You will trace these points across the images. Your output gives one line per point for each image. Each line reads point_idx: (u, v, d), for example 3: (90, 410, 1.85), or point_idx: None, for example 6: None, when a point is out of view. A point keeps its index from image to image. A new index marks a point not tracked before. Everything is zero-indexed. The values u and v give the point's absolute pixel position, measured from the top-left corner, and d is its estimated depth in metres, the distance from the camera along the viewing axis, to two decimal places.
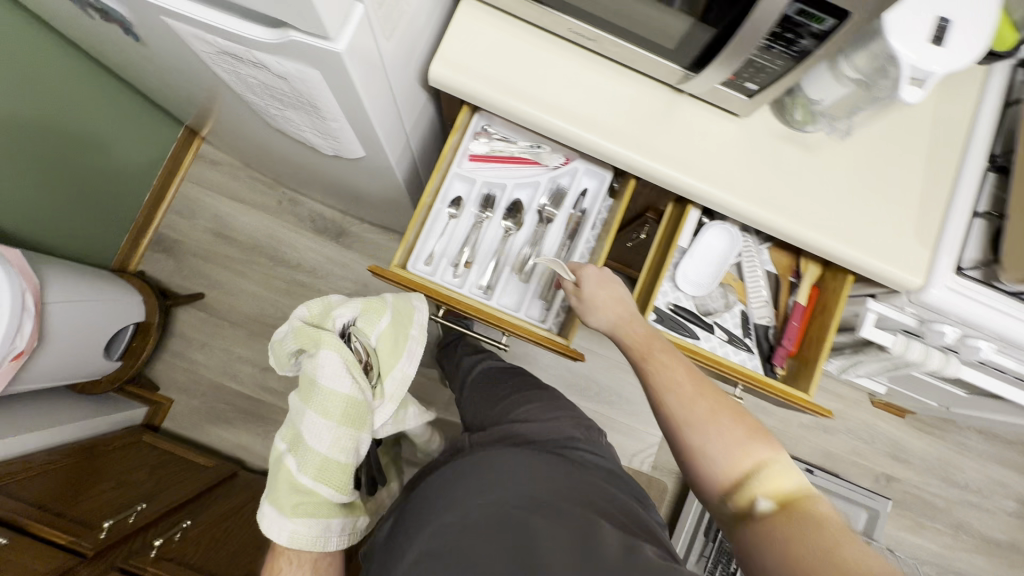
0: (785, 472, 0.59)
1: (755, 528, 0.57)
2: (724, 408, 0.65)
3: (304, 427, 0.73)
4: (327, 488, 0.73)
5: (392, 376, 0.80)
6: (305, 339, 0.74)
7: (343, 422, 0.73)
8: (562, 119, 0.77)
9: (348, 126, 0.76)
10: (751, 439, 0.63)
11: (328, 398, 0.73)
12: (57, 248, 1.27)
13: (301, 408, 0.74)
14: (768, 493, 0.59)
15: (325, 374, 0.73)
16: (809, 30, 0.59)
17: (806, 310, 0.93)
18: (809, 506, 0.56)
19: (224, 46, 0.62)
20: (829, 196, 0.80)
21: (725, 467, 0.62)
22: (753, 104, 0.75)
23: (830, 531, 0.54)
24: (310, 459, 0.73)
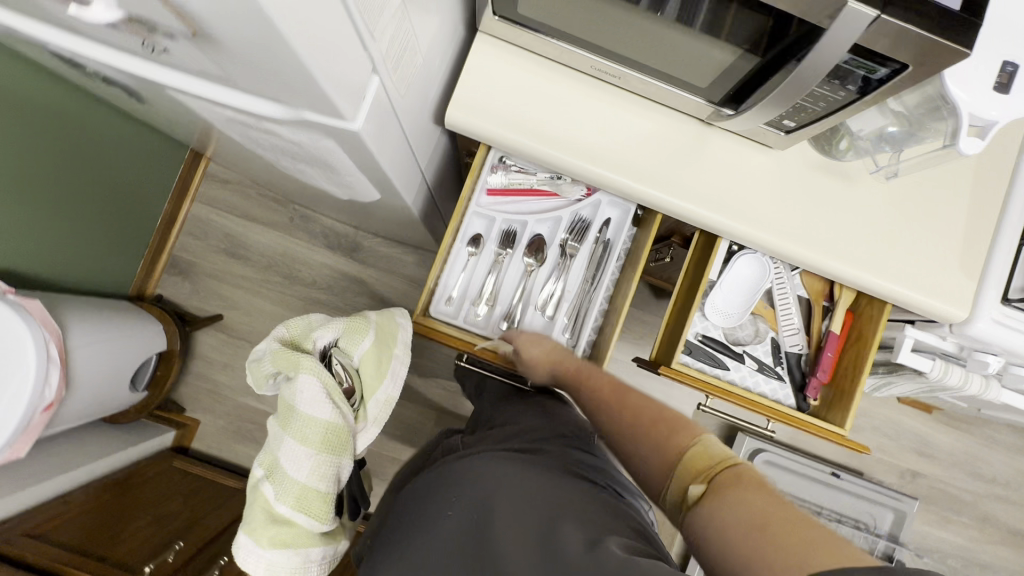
0: (707, 450, 0.58)
1: (693, 513, 0.54)
2: (651, 412, 0.66)
3: (282, 454, 0.70)
4: (307, 518, 0.71)
5: (375, 398, 0.77)
6: (283, 364, 0.71)
7: (322, 450, 0.70)
8: (584, 159, 0.74)
9: (362, 179, 0.73)
10: (677, 432, 0.62)
11: (306, 424, 0.70)
12: (75, 284, 1.26)
13: (278, 435, 0.71)
14: (699, 475, 0.56)
15: (304, 401, 0.70)
16: (859, 76, 0.55)
17: (841, 337, 0.90)
18: (732, 473, 0.54)
19: (234, 116, 0.59)
20: (867, 227, 0.76)
21: (659, 466, 0.61)
22: (789, 139, 0.71)
23: (761, 497, 0.51)
24: (290, 487, 0.70)
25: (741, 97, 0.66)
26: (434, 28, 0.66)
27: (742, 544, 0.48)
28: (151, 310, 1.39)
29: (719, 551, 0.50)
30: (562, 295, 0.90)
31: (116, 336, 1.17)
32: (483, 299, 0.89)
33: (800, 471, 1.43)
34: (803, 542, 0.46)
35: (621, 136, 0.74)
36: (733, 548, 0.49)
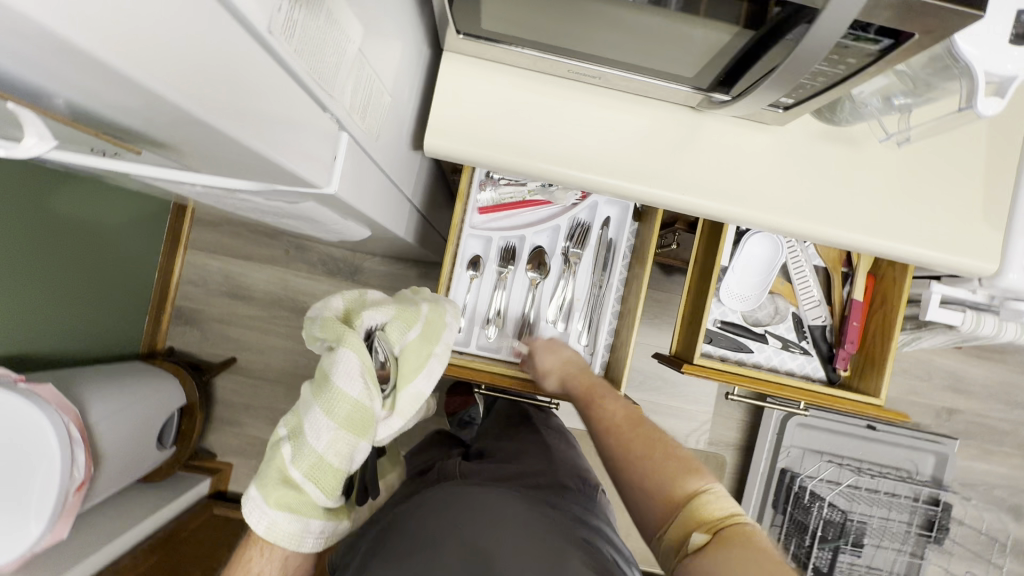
0: (717, 501, 0.56)
1: (689, 562, 0.52)
2: (659, 447, 0.63)
3: (307, 421, 0.64)
4: (315, 490, 0.64)
5: (406, 391, 0.70)
6: (332, 331, 0.66)
7: (343, 427, 0.64)
8: (573, 167, 0.70)
9: (350, 224, 0.70)
10: (684, 473, 0.59)
11: (336, 397, 0.63)
12: (85, 355, 1.26)
13: (308, 400, 0.66)
14: (704, 525, 0.54)
15: (341, 373, 0.64)
16: (861, 51, 0.52)
17: (864, 304, 0.87)
18: (740, 534, 0.52)
19: (205, 190, 0.56)
20: (878, 193, 0.72)
21: (663, 505, 0.58)
22: (789, 115, 0.67)
23: (769, 560, 0.49)
24: (306, 456, 0.64)
25: (731, 81, 0.63)
26: (397, 58, 0.63)
27: None
28: (165, 366, 1.39)
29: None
30: (572, 304, 0.87)
31: (137, 400, 1.17)
32: (492, 320, 0.87)
33: (835, 428, 1.41)
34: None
35: (608, 136, 0.71)
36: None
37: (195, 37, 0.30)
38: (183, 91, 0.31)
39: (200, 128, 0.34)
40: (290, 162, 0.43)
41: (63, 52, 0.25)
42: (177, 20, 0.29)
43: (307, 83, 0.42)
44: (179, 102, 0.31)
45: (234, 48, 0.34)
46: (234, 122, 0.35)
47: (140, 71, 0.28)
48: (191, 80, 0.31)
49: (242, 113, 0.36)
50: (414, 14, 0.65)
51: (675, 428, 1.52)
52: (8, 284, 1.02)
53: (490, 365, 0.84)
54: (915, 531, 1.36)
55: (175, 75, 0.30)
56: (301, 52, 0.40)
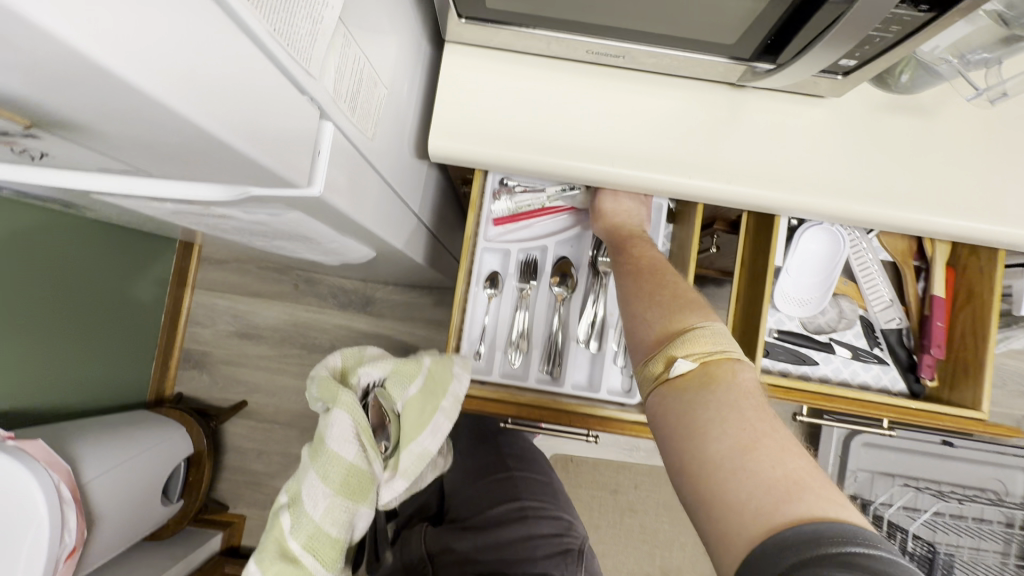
0: (710, 337, 0.52)
1: (667, 391, 0.50)
2: (671, 289, 0.60)
3: (303, 487, 0.58)
4: (314, 562, 0.57)
5: (409, 449, 0.63)
6: (324, 392, 0.61)
7: (341, 493, 0.58)
8: (599, 162, 0.61)
9: (350, 242, 0.62)
10: (688, 311, 0.56)
11: (331, 462, 0.58)
12: (84, 406, 1.19)
13: (306, 464, 0.60)
14: (690, 354, 0.51)
15: (334, 437, 0.58)
16: None
17: (947, 301, 0.75)
18: (724, 371, 0.49)
19: (176, 208, 0.49)
20: (961, 170, 0.62)
21: (658, 333, 0.55)
22: (848, 83, 0.57)
23: (754, 419, 0.45)
24: (305, 525, 0.57)
25: (781, 45, 0.54)
26: (394, 54, 0.56)
27: (711, 457, 0.44)
28: (171, 414, 1.31)
29: (678, 452, 0.47)
30: (605, 320, 0.77)
31: (138, 453, 1.08)
32: (515, 343, 0.76)
33: (907, 445, 1.26)
34: (781, 487, 0.41)
35: (637, 124, 0.62)
36: (695, 462, 0.45)
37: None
38: (119, 57, 0.22)
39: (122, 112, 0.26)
40: (275, 163, 0.35)
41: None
42: None
43: (278, 49, 0.33)
44: (115, 73, 0.22)
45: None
46: (198, 105, 0.27)
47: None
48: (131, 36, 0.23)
49: (208, 87, 0.27)
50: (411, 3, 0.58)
51: None
52: None
53: (518, 393, 0.73)
54: (1014, 562, 1.17)
55: None
56: (262, 6, 0.30)
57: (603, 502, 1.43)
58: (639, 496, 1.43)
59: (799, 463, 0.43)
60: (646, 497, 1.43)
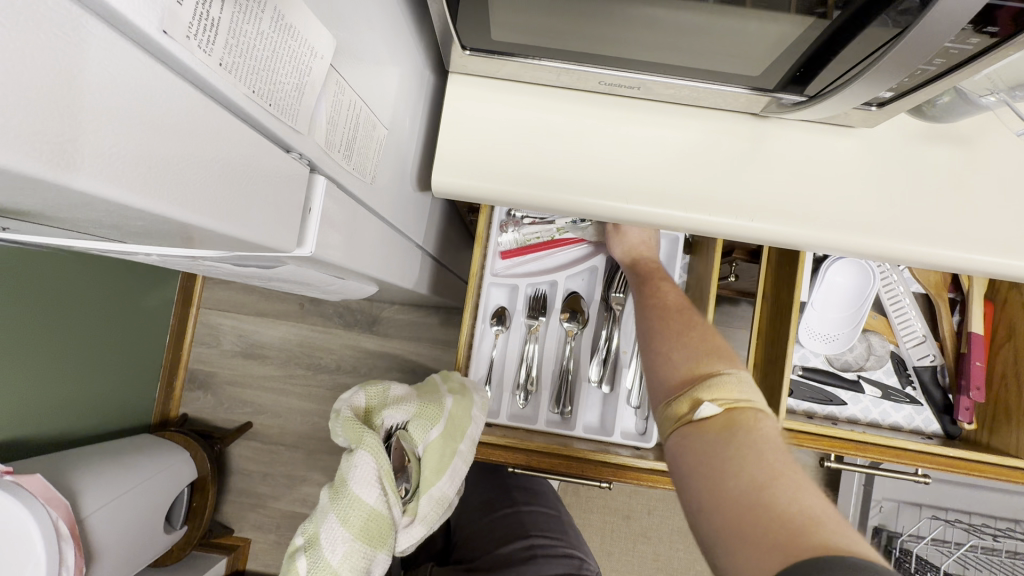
0: (738, 384, 0.48)
1: (687, 432, 0.46)
2: (700, 330, 0.56)
3: (321, 529, 0.54)
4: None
5: (429, 495, 0.61)
6: (348, 431, 0.58)
7: (360, 538, 0.54)
8: (610, 198, 0.57)
9: (349, 283, 0.59)
10: (718, 357, 0.52)
11: (351, 504, 0.54)
12: (84, 432, 1.17)
13: (323, 505, 0.56)
14: (717, 399, 0.47)
15: (357, 479, 0.55)
16: (1006, 15, 0.37)
17: (985, 338, 0.70)
18: (752, 419, 0.45)
19: (164, 259, 0.47)
20: (1004, 204, 0.57)
21: (682, 372, 0.52)
22: (883, 114, 0.53)
23: (778, 460, 0.41)
24: (322, 569, 0.53)
25: (810, 77, 0.50)
26: (395, 88, 0.53)
27: (731, 496, 0.40)
28: (175, 437, 1.28)
29: (694, 491, 0.43)
30: (617, 358, 0.73)
31: (141, 481, 1.06)
32: (522, 382, 0.73)
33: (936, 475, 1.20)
34: (797, 524, 0.36)
35: (653, 156, 0.58)
36: (711, 500, 0.41)
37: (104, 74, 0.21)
38: (86, 168, 0.21)
39: (67, 203, 0.22)
40: (267, 237, 0.33)
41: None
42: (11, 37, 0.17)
43: (256, 107, 0.29)
44: (78, 187, 0.21)
45: (163, 92, 0.24)
46: (175, 199, 0.25)
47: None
48: (97, 139, 0.21)
49: (185, 176, 0.26)
50: (412, 34, 0.55)
51: None
52: None
53: (527, 436, 0.70)
54: None
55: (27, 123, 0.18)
56: (237, 69, 0.27)
57: (615, 528, 1.39)
58: (651, 521, 1.38)
59: (822, 505, 0.39)
60: (660, 523, 1.39)
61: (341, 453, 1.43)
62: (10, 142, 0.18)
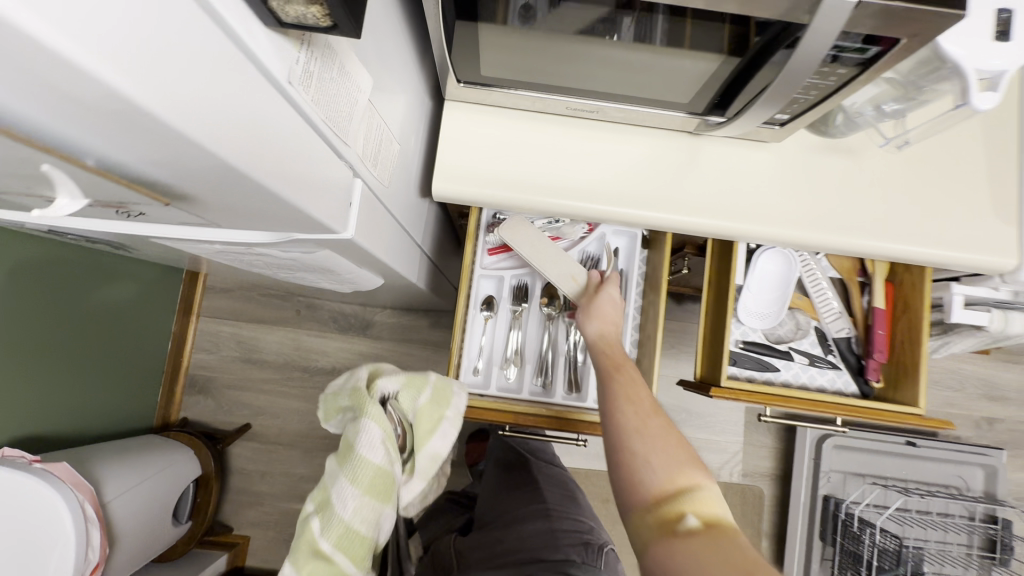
0: (713, 498, 0.55)
1: (670, 541, 0.51)
2: (673, 437, 0.62)
3: (334, 491, 0.64)
4: (343, 553, 0.63)
5: (425, 454, 0.73)
6: (359, 404, 0.67)
7: (368, 493, 0.64)
8: (577, 199, 0.71)
9: (363, 272, 0.70)
10: (693, 466, 0.58)
11: (359, 466, 0.63)
12: (91, 432, 1.23)
13: (334, 472, 0.66)
14: (700, 514, 0.53)
15: (366, 445, 0.64)
16: (848, 61, 0.52)
17: (886, 312, 0.85)
18: (730, 532, 0.51)
19: (223, 249, 0.57)
20: (887, 198, 0.72)
21: (661, 479, 0.57)
22: (786, 132, 0.68)
23: (753, 563, 0.47)
24: (335, 525, 0.63)
25: (725, 104, 0.65)
26: (402, 112, 0.66)
27: None
28: (180, 437, 1.37)
29: None
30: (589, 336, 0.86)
31: (152, 473, 1.14)
32: (510, 359, 0.86)
33: (876, 448, 1.36)
34: None
35: (612, 166, 0.72)
36: None
37: (235, 84, 0.31)
38: (184, 116, 0.28)
39: (213, 174, 0.33)
40: (318, 212, 0.43)
41: (131, 115, 0.26)
42: (172, 29, 0.26)
43: (323, 131, 0.42)
44: (186, 135, 0.28)
45: (256, 87, 0.33)
46: (236, 152, 0.32)
47: (149, 92, 0.25)
48: (198, 106, 0.29)
49: (243, 133, 0.33)
50: (415, 70, 0.68)
51: (706, 461, 1.52)
52: (10, 365, 1.01)
53: (513, 403, 0.82)
54: (977, 553, 1.30)
55: (178, 97, 0.27)
56: (321, 105, 0.40)
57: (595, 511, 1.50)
58: None
59: None
60: None
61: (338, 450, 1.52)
62: (163, 103, 0.26)
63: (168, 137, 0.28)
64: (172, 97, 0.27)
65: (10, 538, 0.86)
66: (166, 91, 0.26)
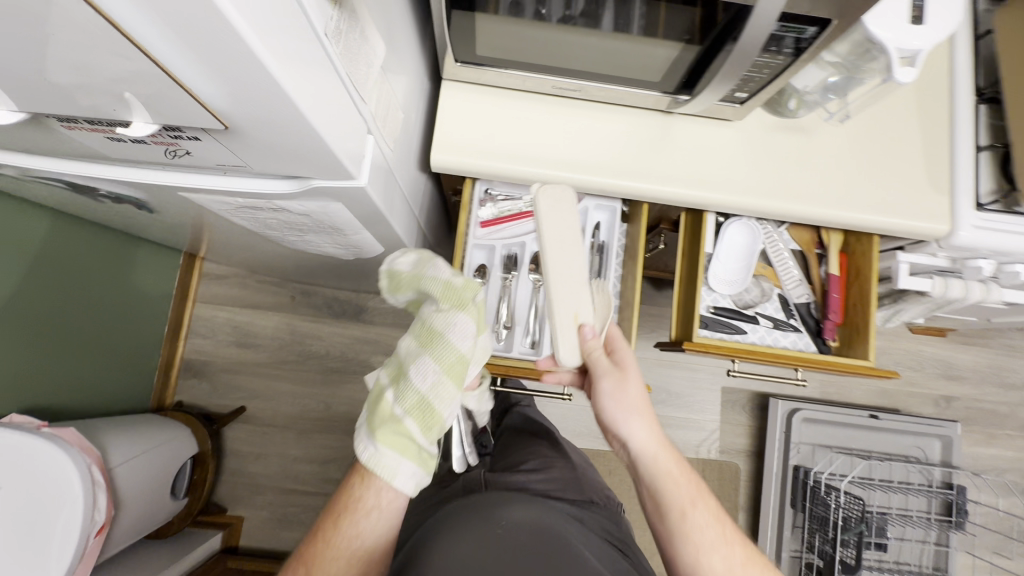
0: None
1: None
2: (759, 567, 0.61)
3: (413, 366, 0.60)
4: (416, 427, 0.58)
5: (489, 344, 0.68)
6: (443, 287, 0.64)
7: (449, 374, 0.60)
8: (562, 169, 0.79)
9: (367, 235, 0.76)
10: None
11: (448, 346, 0.60)
12: (89, 408, 1.26)
13: (414, 350, 0.62)
14: None
15: (455, 332, 0.61)
16: (792, 40, 0.61)
17: (840, 278, 0.94)
18: None
19: (244, 203, 0.64)
20: (837, 171, 0.81)
21: None
22: (746, 109, 0.77)
23: None
24: (409, 395, 0.59)
25: (691, 84, 0.73)
26: (405, 87, 0.73)
27: None
28: (176, 416, 1.40)
29: None
30: None
31: (153, 446, 1.17)
32: (500, 323, 0.93)
33: (842, 420, 1.46)
34: None
35: (593, 140, 0.80)
36: None
37: (298, 33, 0.38)
38: (270, 50, 0.34)
39: (274, 109, 0.40)
40: (345, 157, 0.50)
41: (234, 46, 0.32)
42: None
43: (346, 85, 0.48)
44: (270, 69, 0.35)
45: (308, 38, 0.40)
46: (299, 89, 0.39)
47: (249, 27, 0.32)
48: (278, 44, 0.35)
49: (303, 75, 0.40)
50: (416, 51, 0.76)
51: (685, 439, 1.60)
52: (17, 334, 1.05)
53: (502, 359, 0.90)
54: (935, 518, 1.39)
55: (268, 35, 0.34)
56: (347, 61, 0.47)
57: None
58: (612, 480, 1.54)
59: None
60: (620, 483, 1.55)
61: (331, 431, 1.56)
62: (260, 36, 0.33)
63: (253, 68, 0.35)
64: (265, 33, 0.34)
65: (21, 495, 0.90)
66: (261, 26, 0.33)
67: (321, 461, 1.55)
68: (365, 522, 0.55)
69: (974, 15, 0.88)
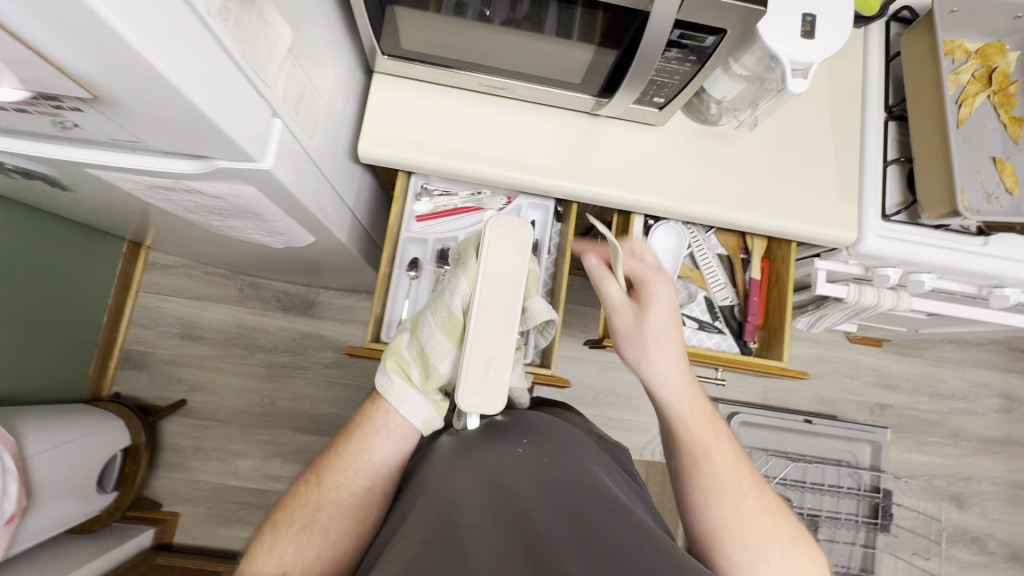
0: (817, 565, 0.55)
1: None
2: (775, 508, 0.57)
3: (424, 317, 0.64)
4: (417, 372, 0.61)
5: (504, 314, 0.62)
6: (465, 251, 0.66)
7: (441, 329, 0.60)
8: (489, 165, 0.81)
9: (291, 222, 0.76)
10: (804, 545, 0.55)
11: (444, 302, 0.61)
12: (16, 395, 1.22)
13: (430, 304, 0.64)
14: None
15: (454, 293, 0.61)
16: (695, 48, 0.65)
17: (762, 283, 0.98)
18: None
19: (152, 181, 0.63)
20: (754, 178, 0.85)
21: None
22: (665, 114, 0.80)
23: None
24: (418, 345, 0.63)
25: (610, 87, 0.75)
26: (333, 80, 0.74)
27: None
28: (109, 407, 1.36)
29: None
30: None
31: (77, 437, 1.14)
32: None
33: (778, 424, 1.54)
34: None
35: (521, 139, 0.82)
36: None
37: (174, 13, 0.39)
38: (132, 28, 0.35)
39: (148, 87, 0.40)
40: (242, 142, 0.51)
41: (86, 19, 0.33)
42: None
43: (242, 68, 0.49)
44: (132, 45, 0.35)
45: (188, 19, 0.40)
46: (175, 69, 0.40)
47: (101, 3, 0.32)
48: (143, 22, 0.36)
49: (181, 55, 0.40)
50: (346, 44, 0.77)
51: (629, 441, 1.63)
52: None
53: None
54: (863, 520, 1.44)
55: (128, 14, 0.34)
56: (240, 43, 0.48)
57: None
58: None
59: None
60: None
61: (274, 426, 1.54)
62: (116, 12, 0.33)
63: (114, 44, 0.35)
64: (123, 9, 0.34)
65: None
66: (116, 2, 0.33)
67: (262, 456, 1.53)
68: (378, 438, 0.60)
69: (887, 39, 0.93)
